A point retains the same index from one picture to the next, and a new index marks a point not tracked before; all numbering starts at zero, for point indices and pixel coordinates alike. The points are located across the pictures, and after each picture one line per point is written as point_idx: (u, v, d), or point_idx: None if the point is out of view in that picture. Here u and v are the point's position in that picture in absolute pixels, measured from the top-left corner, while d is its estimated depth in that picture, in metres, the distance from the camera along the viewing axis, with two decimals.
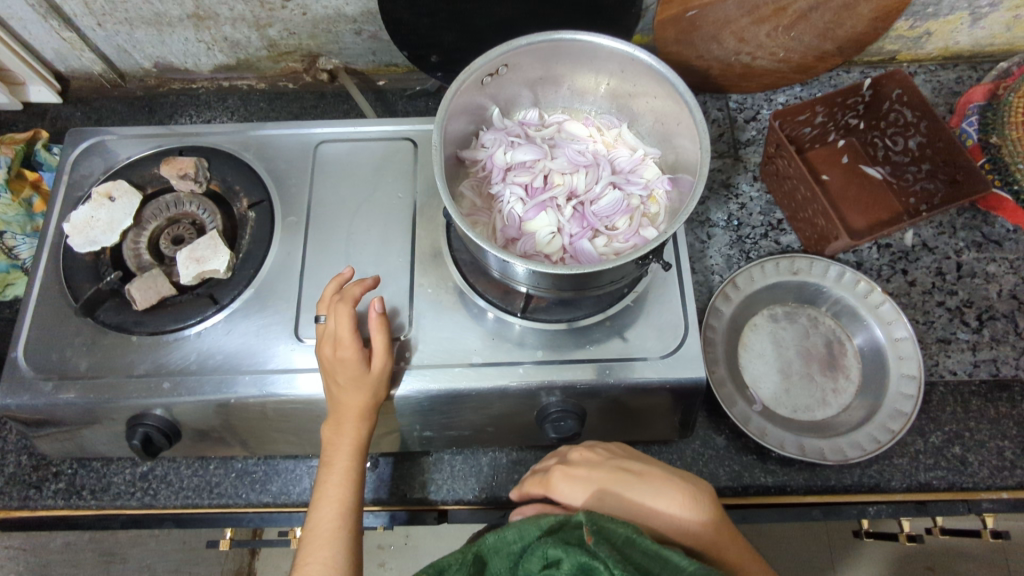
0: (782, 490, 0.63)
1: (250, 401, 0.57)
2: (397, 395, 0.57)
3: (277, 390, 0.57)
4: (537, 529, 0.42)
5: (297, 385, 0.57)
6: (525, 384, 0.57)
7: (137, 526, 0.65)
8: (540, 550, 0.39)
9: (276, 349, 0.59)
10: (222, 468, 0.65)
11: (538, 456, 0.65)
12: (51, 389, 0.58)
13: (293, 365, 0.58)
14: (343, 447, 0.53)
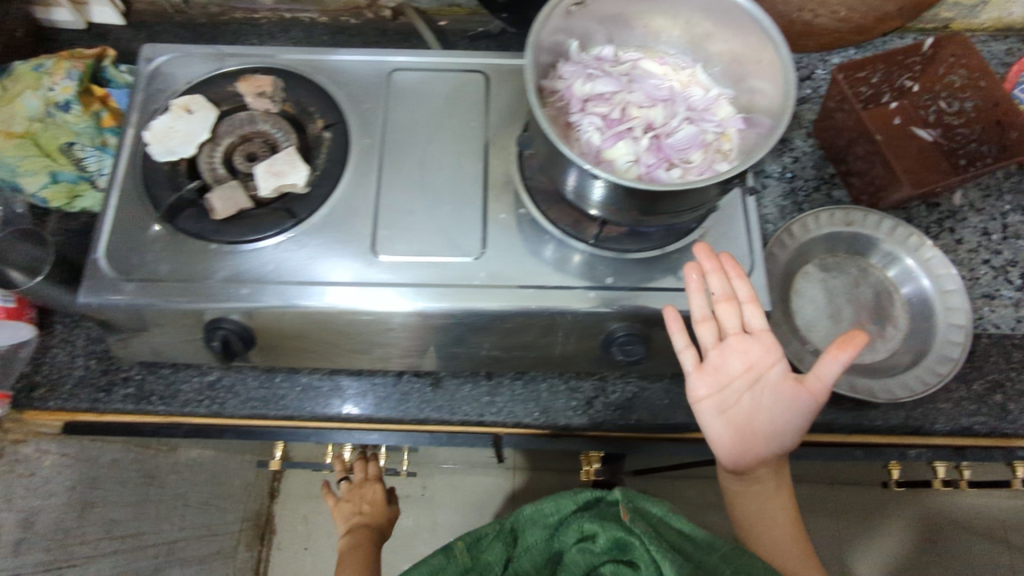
0: (830, 427, 0.66)
1: (272, 310, 0.59)
2: (433, 312, 0.59)
3: (303, 303, 0.58)
4: (573, 504, 0.62)
5: (322, 296, 0.58)
6: (596, 309, 0.59)
7: (201, 434, 0.68)
8: (577, 526, 0.60)
9: (324, 267, 0.60)
10: (288, 382, 0.67)
11: (594, 383, 0.68)
12: (132, 290, 0.59)
13: (327, 277, 0.60)
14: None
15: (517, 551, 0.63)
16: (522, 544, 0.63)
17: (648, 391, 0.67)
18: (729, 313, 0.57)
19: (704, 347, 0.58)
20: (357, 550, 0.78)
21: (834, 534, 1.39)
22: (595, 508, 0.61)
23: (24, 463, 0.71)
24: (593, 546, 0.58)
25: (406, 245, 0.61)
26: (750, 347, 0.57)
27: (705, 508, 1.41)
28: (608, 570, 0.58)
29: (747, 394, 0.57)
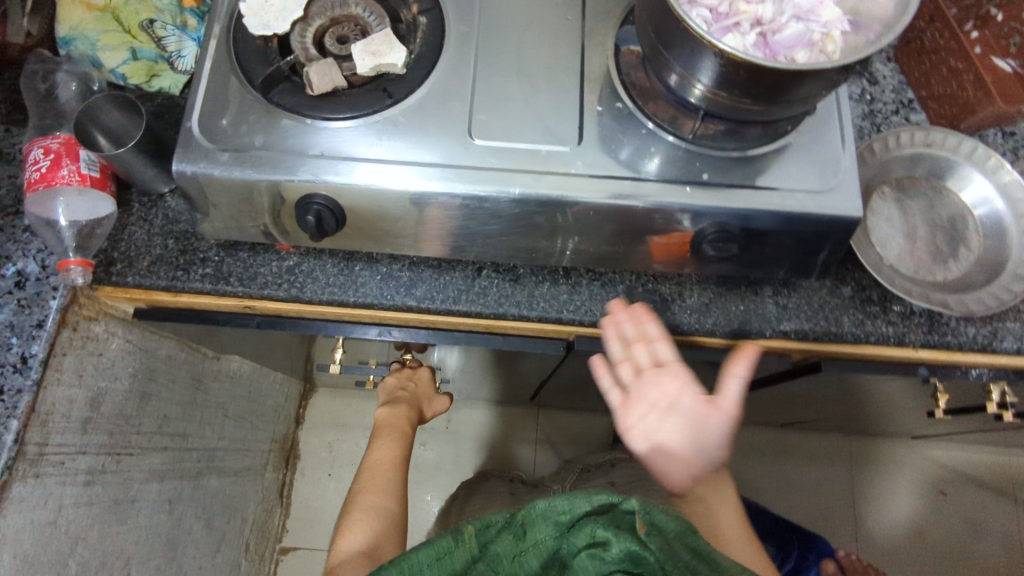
0: (900, 340, 0.67)
1: (305, 185, 0.59)
2: (477, 196, 0.59)
3: (334, 179, 0.58)
4: (586, 502, 0.49)
5: (355, 175, 0.58)
6: (690, 204, 0.60)
7: (273, 327, 0.71)
8: (589, 530, 0.47)
9: (358, 150, 0.60)
10: (368, 270, 0.68)
11: (670, 287, 0.69)
12: (227, 160, 0.59)
13: (361, 155, 0.59)
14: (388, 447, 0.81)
15: (521, 546, 0.49)
16: (524, 542, 0.49)
17: (725, 298, 0.69)
18: (643, 352, 0.59)
19: (625, 386, 0.59)
20: (402, 418, 0.85)
21: (846, 479, 1.43)
22: (610, 513, 0.48)
23: (94, 342, 0.71)
24: (604, 553, 0.46)
25: (503, 131, 0.61)
26: (663, 378, 0.58)
27: None
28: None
29: (669, 422, 0.57)
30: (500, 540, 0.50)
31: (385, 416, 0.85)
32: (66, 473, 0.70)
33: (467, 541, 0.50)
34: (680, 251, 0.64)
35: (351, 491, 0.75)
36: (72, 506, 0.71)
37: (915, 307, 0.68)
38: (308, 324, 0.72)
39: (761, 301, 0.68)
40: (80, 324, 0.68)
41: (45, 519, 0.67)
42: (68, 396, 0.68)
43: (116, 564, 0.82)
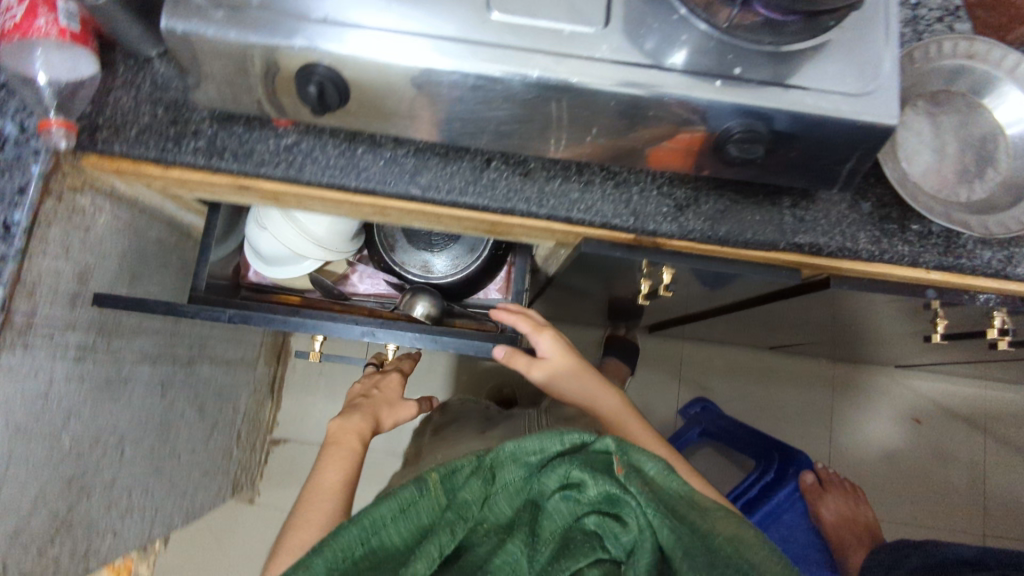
0: (913, 261, 0.66)
1: (299, 54, 0.54)
2: (488, 78, 0.55)
3: (330, 47, 0.53)
4: (557, 445, 0.54)
5: (352, 44, 0.54)
6: (717, 100, 0.56)
7: (247, 321, 0.72)
8: (562, 471, 0.52)
9: (360, 18, 0.54)
10: (370, 155, 0.64)
11: (687, 191, 0.66)
12: (220, 19, 0.53)
13: (358, 23, 0.54)
14: (342, 449, 0.75)
15: (492, 489, 0.53)
16: (497, 483, 0.53)
17: (741, 206, 0.66)
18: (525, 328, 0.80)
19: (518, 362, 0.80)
20: (357, 430, 0.78)
21: (824, 404, 1.48)
22: (583, 455, 0.53)
23: (81, 215, 0.68)
24: (578, 495, 0.52)
25: (525, 5, 0.55)
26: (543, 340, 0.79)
27: (708, 371, 1.47)
28: (589, 523, 0.52)
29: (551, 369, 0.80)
30: (469, 486, 0.52)
31: (337, 427, 0.78)
32: (56, 347, 0.68)
33: (431, 490, 0.51)
34: (676, 162, 0.63)
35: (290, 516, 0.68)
36: (64, 380, 0.71)
37: (933, 228, 0.66)
38: (285, 320, 0.73)
39: (778, 212, 0.66)
40: (65, 194, 0.64)
41: (37, 390, 0.66)
42: (55, 269, 0.66)
43: (109, 440, 0.82)
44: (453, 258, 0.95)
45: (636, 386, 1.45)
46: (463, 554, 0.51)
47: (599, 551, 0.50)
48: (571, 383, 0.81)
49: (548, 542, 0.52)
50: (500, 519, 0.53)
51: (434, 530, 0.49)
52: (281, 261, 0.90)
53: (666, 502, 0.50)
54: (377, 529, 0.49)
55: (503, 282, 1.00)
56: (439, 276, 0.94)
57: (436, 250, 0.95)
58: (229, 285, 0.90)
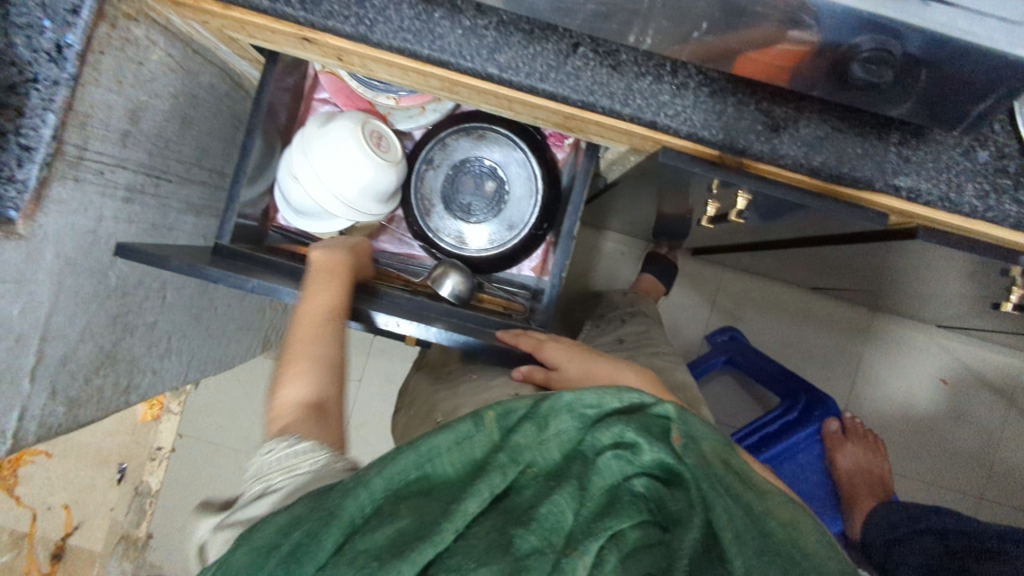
0: (1018, 224, 0.60)
1: None
2: None
3: None
4: (618, 402, 0.51)
5: None
6: (852, 9, 0.48)
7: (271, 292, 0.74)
8: (618, 432, 0.49)
9: None
10: (448, 22, 0.58)
11: (788, 110, 0.60)
12: None
13: None
14: (320, 281, 0.75)
15: (543, 437, 0.50)
16: (549, 431, 0.50)
17: (843, 136, 0.60)
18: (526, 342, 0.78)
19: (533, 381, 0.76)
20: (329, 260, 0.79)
21: (854, 352, 1.46)
22: (641, 417, 0.51)
23: (136, 46, 0.64)
24: (632, 457, 0.49)
25: None
26: (552, 350, 0.77)
27: (744, 303, 1.44)
28: (639, 485, 0.49)
29: (570, 363, 0.75)
30: (524, 431, 0.49)
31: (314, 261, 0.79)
32: (106, 184, 0.67)
33: (488, 427, 0.49)
34: (768, 75, 0.56)
35: (284, 346, 0.70)
36: (112, 219, 0.70)
37: None
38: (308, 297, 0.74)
39: (883, 147, 0.60)
40: (119, 21, 0.60)
41: (86, 226, 0.66)
42: (107, 102, 0.62)
43: (152, 284, 0.83)
44: (489, 234, 0.96)
45: (668, 307, 1.43)
46: (509, 496, 0.48)
47: (645, 516, 0.48)
48: (601, 366, 0.76)
49: (594, 497, 0.48)
50: (546, 467, 0.50)
51: (486, 470, 0.47)
52: (313, 214, 0.87)
53: (724, 481, 0.48)
54: (430, 457, 0.48)
55: (540, 261, 0.98)
56: (474, 249, 0.95)
57: (473, 220, 0.96)
58: (258, 233, 0.89)
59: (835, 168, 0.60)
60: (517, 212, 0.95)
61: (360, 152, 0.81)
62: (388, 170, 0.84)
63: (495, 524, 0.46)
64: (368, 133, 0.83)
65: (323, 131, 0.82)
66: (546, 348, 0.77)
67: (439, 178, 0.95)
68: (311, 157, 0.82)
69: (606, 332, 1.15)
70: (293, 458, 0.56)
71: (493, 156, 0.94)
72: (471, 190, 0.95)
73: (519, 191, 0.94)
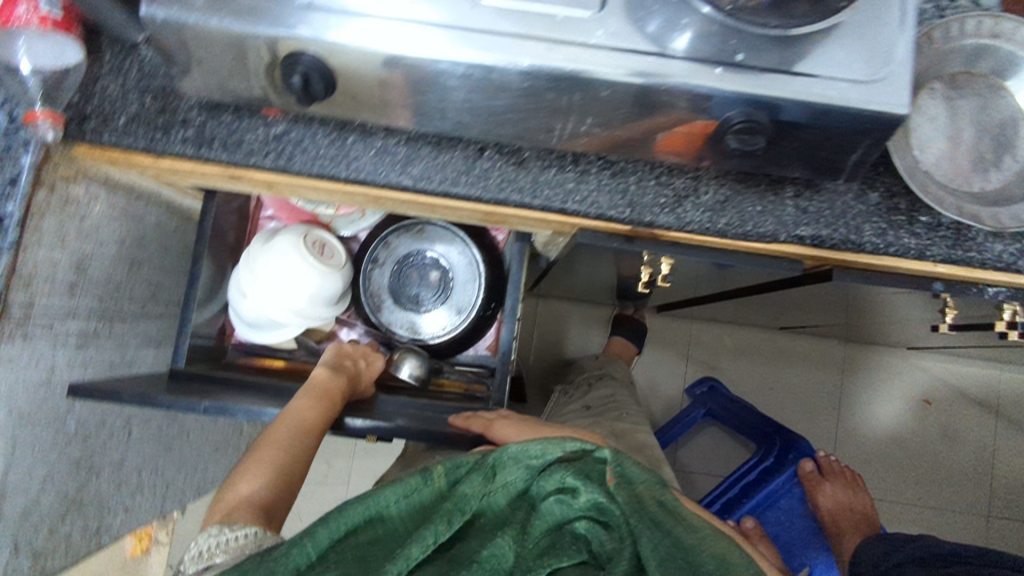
0: (921, 254, 0.64)
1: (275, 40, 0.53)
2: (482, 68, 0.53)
3: (322, 35, 0.52)
4: (560, 452, 0.56)
5: (342, 36, 0.53)
6: (716, 87, 0.54)
7: (218, 411, 0.74)
8: (559, 476, 0.54)
9: (342, 10, 0.53)
10: (361, 144, 0.63)
11: (686, 181, 0.64)
12: (202, 7, 0.53)
13: (349, 8, 0.53)
14: (314, 393, 0.78)
15: (491, 486, 0.54)
16: (497, 481, 0.55)
17: (742, 196, 0.64)
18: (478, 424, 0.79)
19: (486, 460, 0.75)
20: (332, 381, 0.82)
21: (832, 385, 1.46)
22: (580, 463, 0.56)
23: (76, 204, 0.68)
24: (572, 500, 0.53)
25: None
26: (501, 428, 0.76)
27: (717, 351, 1.45)
28: (579, 527, 0.53)
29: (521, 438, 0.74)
30: (470, 481, 0.53)
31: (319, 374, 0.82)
32: (56, 335, 0.69)
33: (435, 482, 0.54)
34: (684, 149, 0.61)
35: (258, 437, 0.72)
36: (66, 367, 0.72)
37: (942, 220, 0.64)
38: (261, 411, 0.76)
39: (781, 202, 0.64)
40: (58, 185, 0.64)
41: (40, 377, 0.68)
42: (51, 259, 0.66)
43: (116, 422, 0.83)
44: (441, 321, 0.98)
45: (642, 367, 1.44)
46: (457, 543, 0.52)
47: (584, 555, 0.51)
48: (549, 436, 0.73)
49: (535, 540, 0.51)
50: (496, 515, 0.54)
51: (433, 518, 0.50)
52: (269, 324, 0.91)
53: (650, 517, 0.51)
54: (380, 508, 0.52)
55: (493, 339, 1.02)
56: (428, 338, 0.98)
57: (423, 309, 0.99)
58: (215, 352, 0.92)
59: (738, 226, 0.64)
60: (464, 296, 0.98)
61: (305, 264, 0.84)
62: (334, 276, 0.87)
63: (440, 568, 0.48)
64: (311, 242, 0.86)
65: (267, 247, 0.85)
66: (495, 427, 0.77)
67: (386, 274, 0.98)
68: (256, 271, 0.85)
69: (574, 400, 1.15)
70: (236, 540, 0.57)
71: (434, 247, 0.98)
72: (418, 282, 0.98)
73: (463, 276, 0.97)
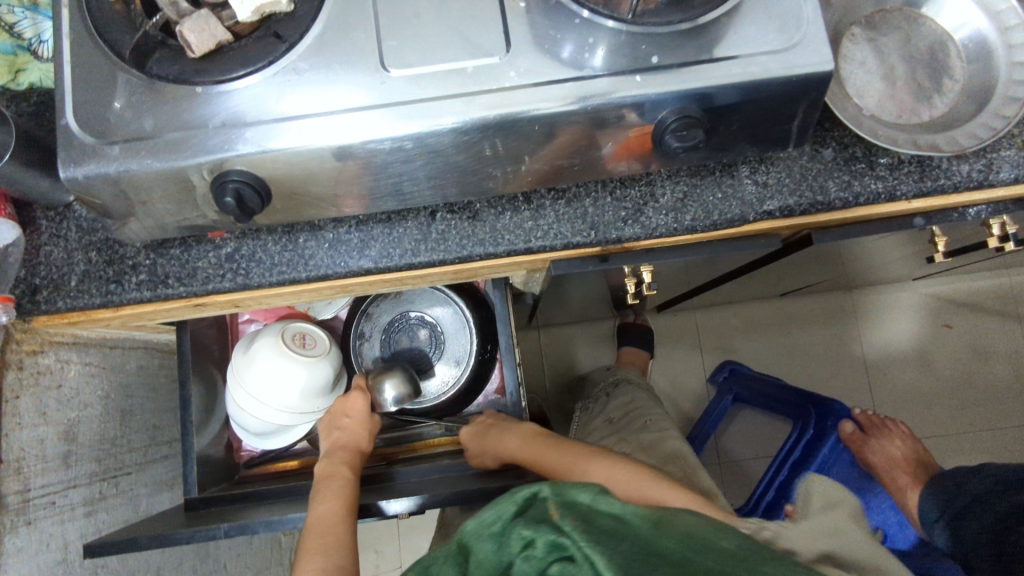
0: (892, 195, 0.63)
1: (199, 164, 0.53)
2: (407, 137, 0.53)
3: (245, 148, 0.52)
4: (511, 507, 0.47)
5: (267, 143, 0.52)
6: (642, 92, 0.53)
7: (241, 533, 0.71)
8: (515, 535, 0.44)
9: (256, 121, 0.53)
10: (313, 240, 0.63)
11: (641, 188, 0.64)
12: (119, 153, 0.52)
13: (265, 116, 0.53)
14: (334, 482, 0.75)
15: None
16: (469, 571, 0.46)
17: (700, 188, 0.64)
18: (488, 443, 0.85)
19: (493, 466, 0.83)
20: (346, 463, 0.79)
21: (850, 335, 1.44)
22: (533, 508, 0.46)
23: (49, 374, 0.66)
24: (537, 554, 0.43)
25: (421, 55, 0.54)
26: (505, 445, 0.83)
27: (727, 333, 1.43)
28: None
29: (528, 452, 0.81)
30: None
31: (327, 462, 0.79)
32: (61, 511, 0.67)
33: None
34: (638, 152, 0.59)
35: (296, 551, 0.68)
36: (79, 539, 0.70)
37: (903, 156, 0.63)
38: (283, 520, 0.72)
39: (740, 183, 0.63)
40: (25, 361, 0.63)
41: (54, 559, 0.65)
42: (37, 436, 0.64)
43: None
44: (443, 378, 0.97)
45: (659, 369, 1.42)
46: None
47: None
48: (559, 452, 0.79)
49: None
50: None
51: None
52: (275, 431, 0.89)
53: (600, 529, 0.43)
54: None
55: (499, 381, 1.01)
56: (432, 397, 0.96)
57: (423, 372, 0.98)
58: (226, 473, 0.90)
59: (707, 219, 0.63)
60: (459, 347, 0.97)
61: (290, 362, 0.83)
62: (322, 363, 0.85)
63: None
64: (291, 336, 0.85)
65: (249, 354, 0.84)
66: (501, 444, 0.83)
67: (376, 347, 0.97)
68: (246, 384, 0.83)
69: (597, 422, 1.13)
70: None
71: (417, 307, 0.98)
72: (409, 345, 0.97)
73: (452, 327, 0.97)
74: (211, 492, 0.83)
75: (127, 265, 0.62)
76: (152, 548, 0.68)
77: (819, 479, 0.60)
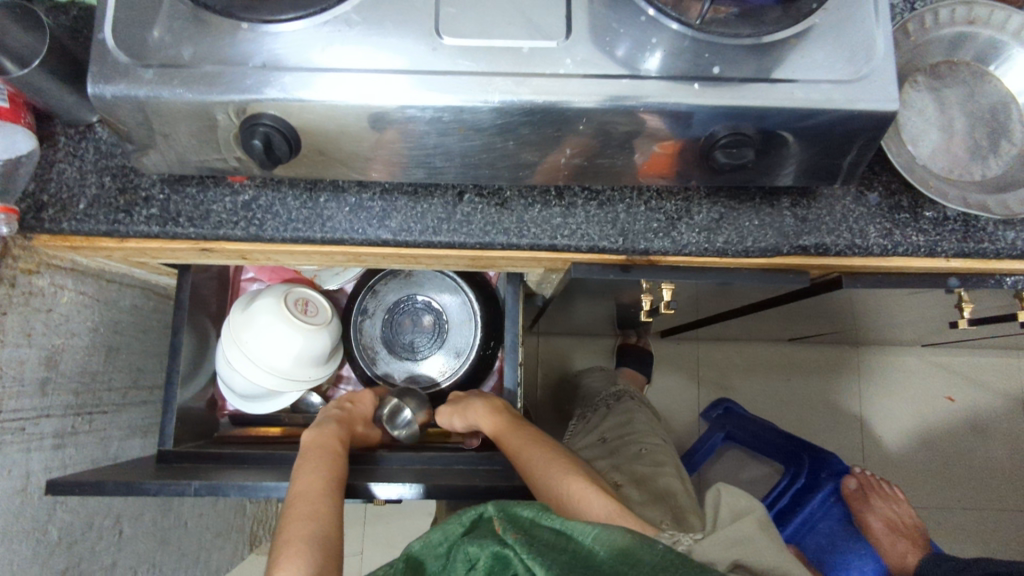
0: (932, 251, 0.61)
1: (230, 102, 0.51)
2: (448, 108, 0.51)
3: (281, 93, 0.50)
4: (460, 528, 0.49)
5: (305, 91, 0.50)
6: (698, 101, 0.51)
7: (211, 491, 0.68)
8: (462, 554, 0.45)
9: (296, 67, 0.51)
10: (334, 203, 0.61)
11: (678, 203, 0.62)
12: (151, 77, 0.50)
13: (307, 64, 0.51)
14: (319, 454, 0.72)
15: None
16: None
17: (737, 212, 0.62)
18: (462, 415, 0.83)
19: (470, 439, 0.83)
20: (336, 436, 0.77)
21: (850, 391, 1.42)
22: (477, 527, 0.47)
23: (39, 296, 0.64)
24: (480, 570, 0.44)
25: (476, 27, 0.52)
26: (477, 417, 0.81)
27: (727, 370, 1.41)
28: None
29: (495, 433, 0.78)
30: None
31: (313, 434, 0.76)
32: (29, 439, 0.64)
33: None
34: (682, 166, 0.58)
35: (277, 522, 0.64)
36: (42, 471, 0.67)
37: (949, 213, 0.61)
38: (255, 486, 0.69)
39: (779, 213, 0.62)
40: (19, 278, 0.61)
41: (13, 487, 0.62)
42: (18, 357, 0.62)
43: (104, 521, 0.77)
44: (439, 366, 0.95)
45: (654, 396, 1.39)
46: None
47: None
48: (524, 442, 0.75)
49: None
50: None
51: None
52: (259, 395, 0.86)
53: (542, 541, 0.44)
54: None
55: (497, 380, 0.98)
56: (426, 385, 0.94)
57: (420, 357, 0.96)
58: (204, 428, 0.88)
59: (740, 245, 0.61)
60: (461, 340, 0.95)
61: (288, 326, 0.80)
62: (318, 333, 0.83)
63: None
64: (293, 301, 0.83)
65: (247, 312, 0.81)
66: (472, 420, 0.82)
67: (377, 325, 0.95)
68: (237, 340, 0.81)
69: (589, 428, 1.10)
70: None
71: (426, 294, 0.96)
72: (411, 331, 0.96)
73: (458, 320, 0.96)
74: (186, 447, 0.80)
75: (140, 195, 0.60)
76: (117, 494, 0.65)
77: (726, 488, 0.58)
